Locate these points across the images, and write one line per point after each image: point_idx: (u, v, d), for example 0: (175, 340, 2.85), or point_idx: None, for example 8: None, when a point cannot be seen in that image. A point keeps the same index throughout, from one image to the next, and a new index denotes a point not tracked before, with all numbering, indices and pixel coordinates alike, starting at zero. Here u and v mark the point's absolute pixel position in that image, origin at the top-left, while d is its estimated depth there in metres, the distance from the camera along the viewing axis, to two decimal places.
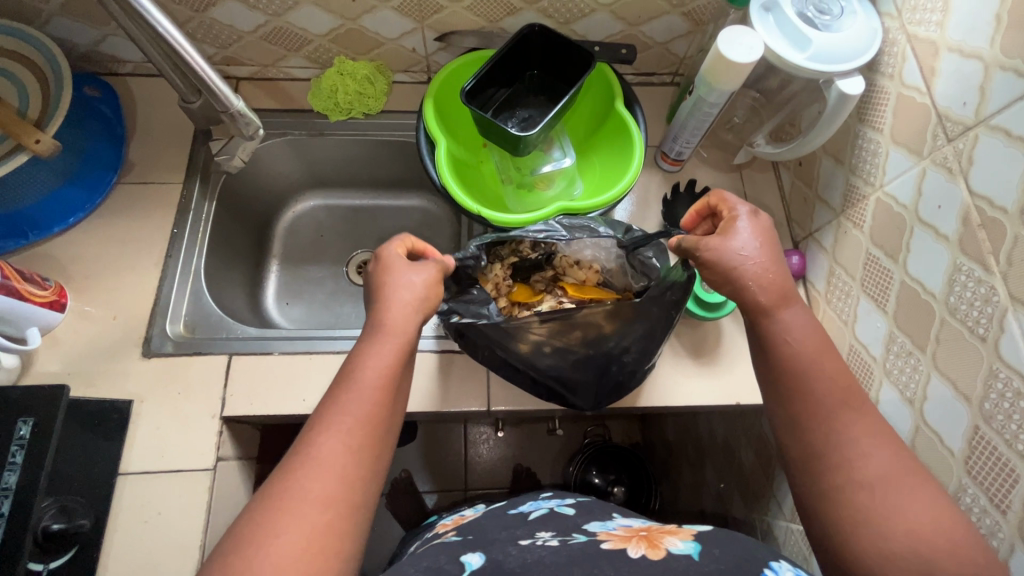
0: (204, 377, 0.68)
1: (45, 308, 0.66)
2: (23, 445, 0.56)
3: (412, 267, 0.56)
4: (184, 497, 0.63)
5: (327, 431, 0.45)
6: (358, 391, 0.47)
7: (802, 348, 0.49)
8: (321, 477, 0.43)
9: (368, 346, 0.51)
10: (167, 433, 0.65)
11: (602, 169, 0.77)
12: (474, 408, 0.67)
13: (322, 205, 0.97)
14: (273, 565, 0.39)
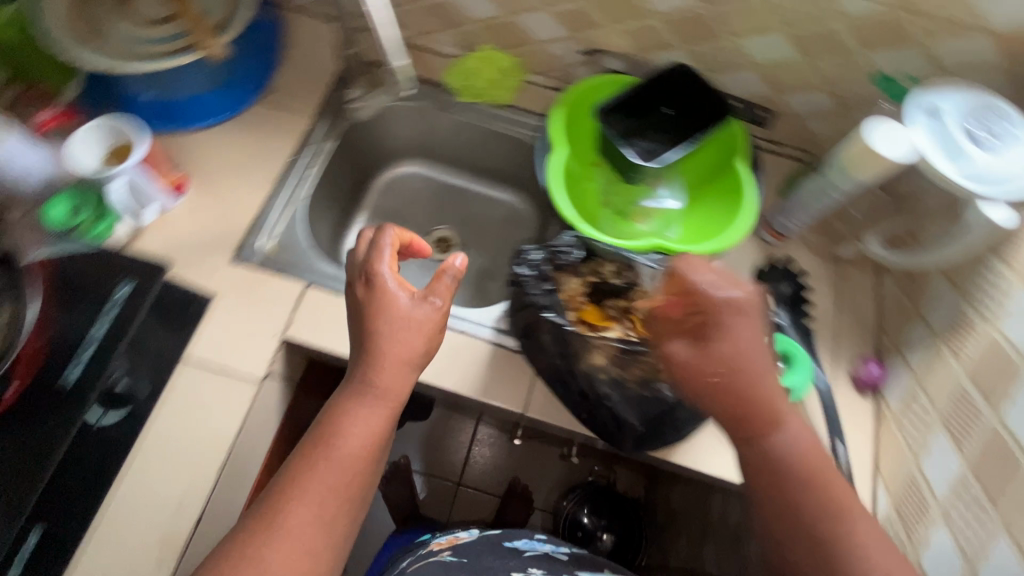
0: (277, 297, 0.72)
1: (166, 193, 0.72)
2: (117, 306, 0.61)
3: (416, 310, 0.54)
4: (227, 399, 0.66)
5: (300, 501, 0.48)
6: (337, 461, 0.50)
7: (747, 431, 0.49)
8: (288, 552, 0.46)
9: (359, 407, 0.52)
10: (233, 336, 0.69)
11: (703, 224, 0.75)
12: (512, 409, 0.67)
13: (422, 174, 1.01)
14: None
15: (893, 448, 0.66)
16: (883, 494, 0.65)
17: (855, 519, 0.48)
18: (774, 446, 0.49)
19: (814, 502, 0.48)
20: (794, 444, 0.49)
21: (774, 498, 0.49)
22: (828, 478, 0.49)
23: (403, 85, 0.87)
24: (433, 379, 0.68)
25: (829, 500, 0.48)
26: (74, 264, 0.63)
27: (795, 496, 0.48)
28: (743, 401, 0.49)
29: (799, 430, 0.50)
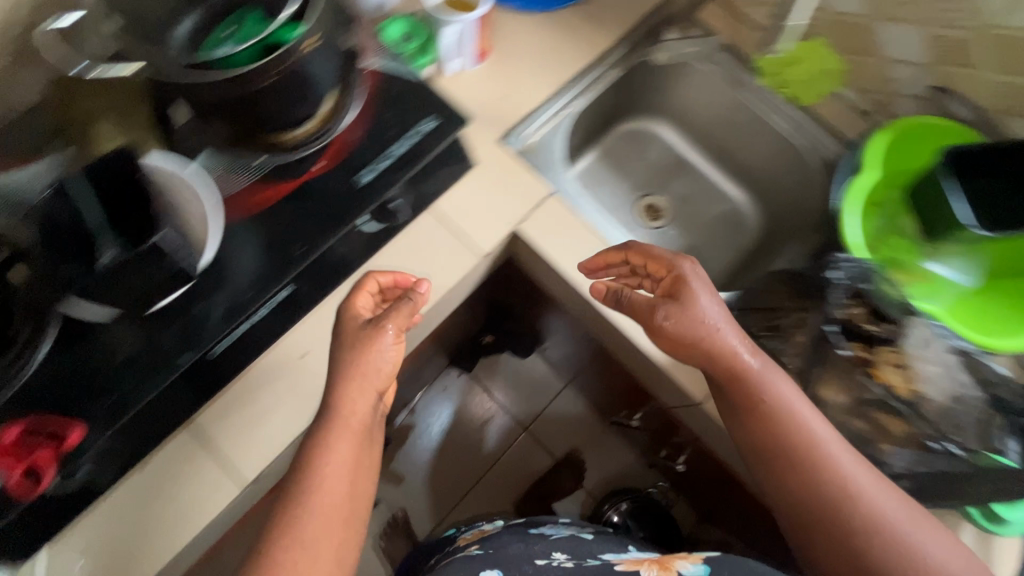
0: (523, 190, 0.74)
1: (474, 55, 0.75)
2: (416, 134, 0.64)
3: (375, 345, 0.54)
4: (453, 258, 0.70)
5: (293, 539, 0.47)
6: (319, 489, 0.50)
7: (742, 388, 0.58)
8: (317, 535, 0.48)
9: (331, 443, 0.51)
10: (477, 204, 0.73)
11: (984, 322, 0.68)
12: (695, 395, 0.67)
13: (665, 139, 0.99)
14: None
15: None
16: None
17: (846, 465, 0.55)
18: (776, 413, 0.56)
19: (809, 464, 0.55)
20: (776, 403, 0.57)
21: (782, 463, 0.56)
22: (812, 435, 0.56)
23: (711, 44, 0.86)
24: (634, 332, 0.69)
25: (818, 461, 0.55)
26: (393, 81, 0.67)
27: (800, 459, 0.55)
28: (736, 375, 0.58)
29: (784, 389, 0.58)
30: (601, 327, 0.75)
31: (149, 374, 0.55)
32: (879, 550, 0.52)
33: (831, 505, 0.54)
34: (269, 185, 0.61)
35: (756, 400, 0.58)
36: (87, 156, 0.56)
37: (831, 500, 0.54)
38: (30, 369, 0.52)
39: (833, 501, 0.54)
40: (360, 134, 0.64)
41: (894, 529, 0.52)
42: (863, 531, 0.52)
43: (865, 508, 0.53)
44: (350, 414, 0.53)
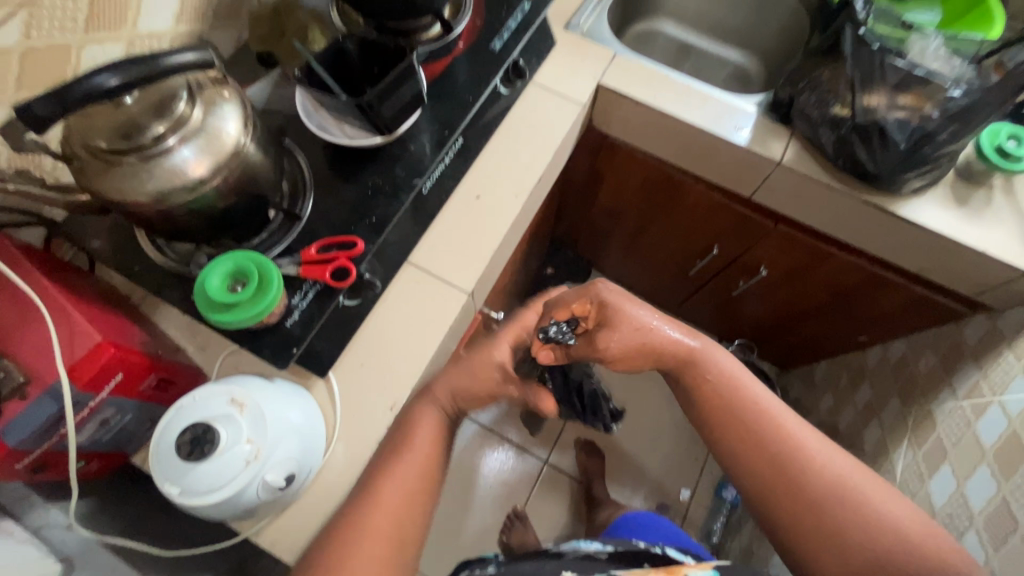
0: (597, 56, 0.94)
1: None
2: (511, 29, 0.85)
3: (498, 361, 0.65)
4: (563, 111, 0.87)
5: (393, 476, 0.58)
6: (410, 456, 0.60)
7: (694, 370, 0.66)
8: (402, 481, 0.58)
9: (421, 409, 0.63)
10: (564, 72, 0.91)
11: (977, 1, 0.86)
12: (769, 157, 0.88)
13: (672, 30, 1.24)
14: (391, 507, 0.57)
15: None
16: None
17: (814, 447, 0.61)
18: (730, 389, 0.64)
19: (763, 425, 0.62)
20: (722, 376, 0.65)
21: (729, 425, 0.63)
22: (771, 405, 0.63)
23: None
24: (718, 130, 0.90)
25: (778, 427, 0.62)
26: None
27: (762, 430, 0.62)
28: (686, 364, 0.66)
29: (725, 363, 0.66)
30: (689, 147, 0.95)
31: (391, 197, 0.72)
32: (830, 501, 0.58)
33: (788, 456, 0.60)
34: (426, 66, 0.78)
35: (737, 374, 0.65)
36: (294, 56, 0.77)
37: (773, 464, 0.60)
38: (307, 208, 0.70)
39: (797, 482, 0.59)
40: (478, 21, 0.84)
41: (854, 493, 0.58)
42: (815, 481, 0.59)
43: (822, 466, 0.59)
44: (443, 402, 0.63)
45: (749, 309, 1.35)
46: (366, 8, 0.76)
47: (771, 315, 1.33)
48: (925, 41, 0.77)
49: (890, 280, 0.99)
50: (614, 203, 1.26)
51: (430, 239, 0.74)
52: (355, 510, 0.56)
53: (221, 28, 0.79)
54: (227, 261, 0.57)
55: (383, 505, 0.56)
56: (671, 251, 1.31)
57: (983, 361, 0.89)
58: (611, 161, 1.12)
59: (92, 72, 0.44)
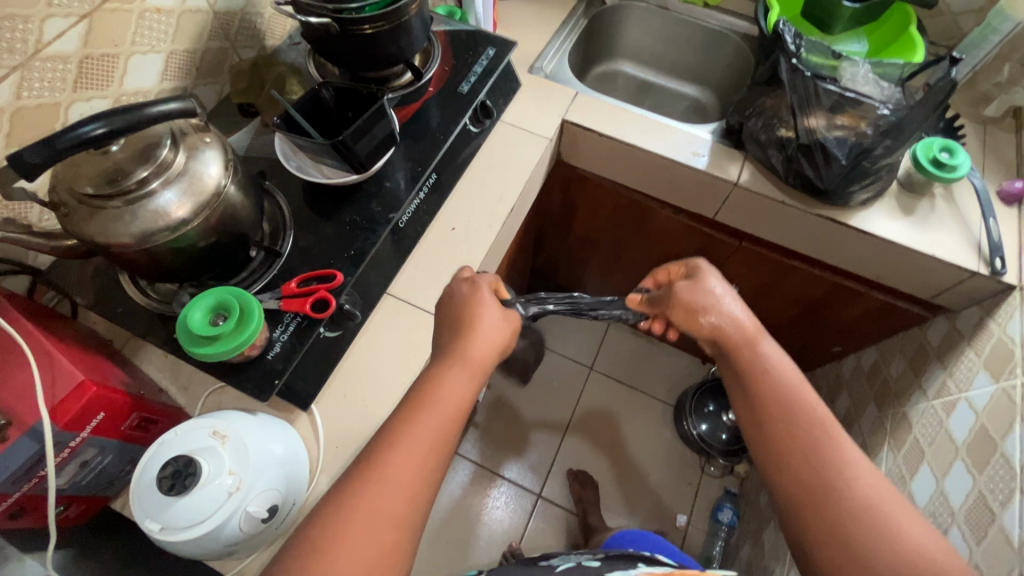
0: (560, 94, 1.00)
1: (492, 21, 1.02)
2: (477, 73, 0.91)
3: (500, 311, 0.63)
4: (531, 145, 0.92)
5: (407, 444, 0.50)
6: (433, 416, 0.53)
7: (749, 359, 0.62)
8: (419, 448, 0.51)
9: (447, 372, 0.57)
10: (530, 110, 0.97)
11: (894, 34, 0.96)
12: (726, 179, 0.94)
13: (630, 70, 1.33)
14: (402, 476, 0.49)
15: None
16: None
17: (863, 475, 0.53)
18: (788, 391, 0.59)
19: (812, 437, 0.56)
20: (781, 381, 0.60)
21: (774, 421, 0.58)
22: (828, 421, 0.57)
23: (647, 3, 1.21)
24: (676, 156, 0.96)
25: (829, 442, 0.55)
26: (455, 33, 0.95)
27: (808, 441, 0.56)
28: (742, 346, 0.63)
29: (784, 363, 0.61)
30: (651, 175, 1.01)
31: (368, 232, 0.75)
32: (862, 522, 0.51)
33: (833, 471, 0.54)
34: (399, 109, 0.86)
35: (797, 379, 0.60)
36: (273, 105, 0.82)
37: (798, 479, 0.54)
38: (288, 245, 0.73)
39: (837, 498, 0.52)
40: (446, 68, 0.90)
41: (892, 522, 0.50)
42: (850, 504, 0.52)
43: (866, 490, 0.52)
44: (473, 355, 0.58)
45: None
46: (341, 61, 0.81)
47: None
48: (856, 67, 0.85)
49: (852, 292, 1.03)
50: (588, 232, 1.31)
51: (407, 271, 0.77)
52: (358, 484, 0.48)
53: (204, 84, 0.84)
54: (209, 296, 0.59)
55: (394, 479, 0.48)
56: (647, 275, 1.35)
57: (947, 360, 0.92)
58: (581, 192, 1.17)
59: (79, 123, 0.48)
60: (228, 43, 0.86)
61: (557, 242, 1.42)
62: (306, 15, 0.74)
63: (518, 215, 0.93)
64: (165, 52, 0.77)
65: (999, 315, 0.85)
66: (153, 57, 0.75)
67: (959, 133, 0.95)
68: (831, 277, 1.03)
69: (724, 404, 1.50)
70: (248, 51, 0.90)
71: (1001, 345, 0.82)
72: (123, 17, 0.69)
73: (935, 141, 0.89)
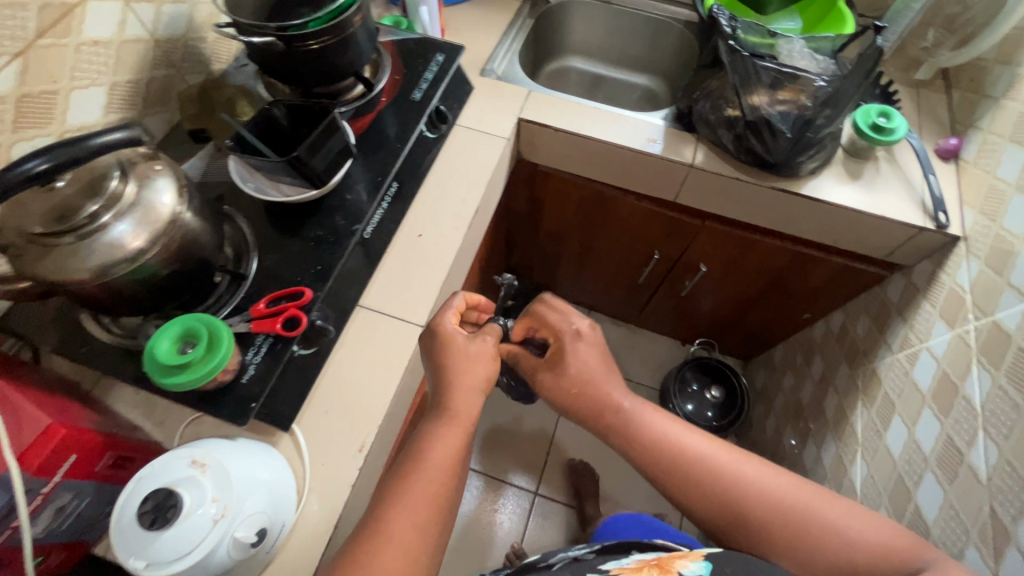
0: (515, 94, 1.02)
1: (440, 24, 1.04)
2: (429, 78, 0.92)
3: (478, 353, 0.67)
4: (490, 146, 0.94)
5: (400, 508, 0.53)
6: (427, 470, 0.56)
7: (619, 425, 0.69)
8: (420, 501, 0.54)
9: (439, 429, 0.60)
10: (487, 112, 0.99)
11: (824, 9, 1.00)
12: (682, 160, 0.96)
13: (580, 66, 1.35)
14: (402, 533, 0.51)
15: (974, 181, 0.90)
16: (970, 213, 0.88)
17: (750, 480, 0.63)
18: (659, 444, 0.67)
19: (701, 480, 0.64)
20: (652, 433, 0.67)
21: (663, 474, 0.66)
22: (695, 453, 0.66)
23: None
24: (631, 144, 0.98)
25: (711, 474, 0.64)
26: (403, 42, 0.95)
27: (698, 483, 0.64)
28: (608, 411, 0.69)
29: (644, 416, 0.69)
30: (609, 164, 1.04)
31: (333, 245, 0.75)
32: (785, 530, 0.60)
33: (736, 504, 0.62)
34: (353, 122, 0.86)
35: (656, 433, 0.67)
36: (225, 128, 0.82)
37: (726, 508, 0.63)
38: (253, 267, 0.72)
39: (758, 523, 0.61)
40: (398, 76, 0.91)
41: (822, 526, 0.59)
42: (761, 520, 0.61)
43: (756, 496, 0.62)
44: (462, 406, 0.62)
45: (701, 306, 1.42)
46: (290, 78, 0.81)
47: (722, 309, 1.41)
48: (791, 44, 0.89)
49: (812, 259, 1.07)
50: (556, 227, 1.33)
51: (377, 282, 0.77)
52: (368, 546, 0.50)
53: (152, 114, 0.83)
54: (176, 325, 0.58)
55: (396, 538, 0.51)
56: (617, 264, 1.38)
57: (907, 314, 0.96)
58: (544, 189, 1.19)
59: (20, 161, 0.47)
60: (172, 70, 0.84)
61: (528, 241, 1.43)
62: (249, 35, 0.74)
63: (485, 215, 0.94)
64: (107, 84, 0.75)
65: (948, 266, 0.89)
66: (95, 90, 0.74)
67: (894, 98, 1.00)
68: (792, 247, 1.07)
69: (704, 382, 1.54)
70: (195, 76, 0.89)
71: (953, 294, 0.86)
72: (59, 52, 0.68)
73: (871, 107, 0.94)
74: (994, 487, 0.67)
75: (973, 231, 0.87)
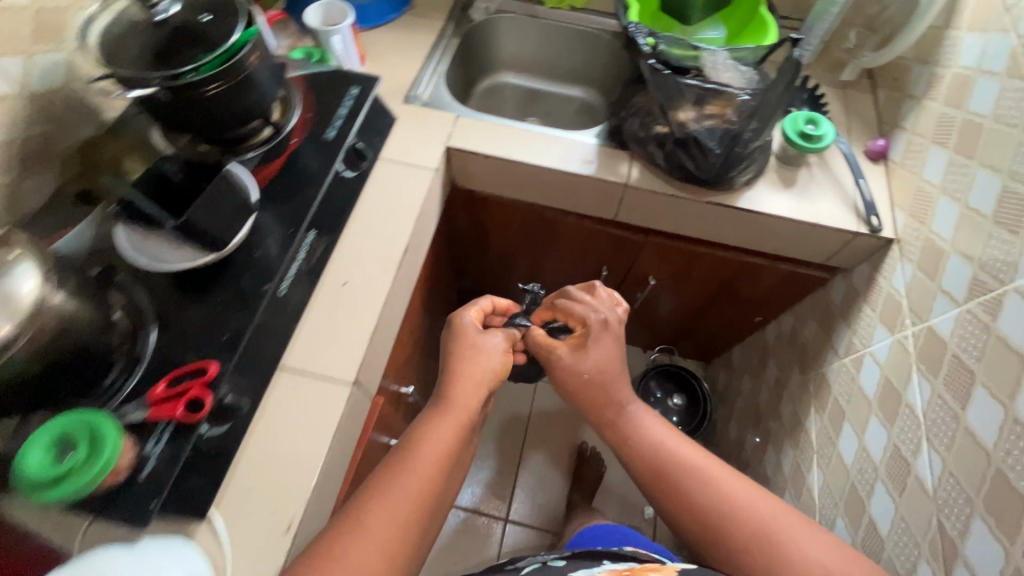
0: (442, 122, 0.98)
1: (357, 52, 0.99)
2: (343, 113, 0.87)
3: (487, 343, 0.77)
4: (416, 179, 0.90)
5: (380, 502, 0.58)
6: (416, 462, 0.62)
7: (620, 428, 0.73)
8: (404, 494, 0.59)
9: (440, 420, 0.67)
10: (412, 143, 0.94)
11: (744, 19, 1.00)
12: (617, 179, 0.93)
13: (513, 82, 1.32)
14: (382, 521, 0.56)
15: (903, 182, 0.90)
16: (901, 215, 0.88)
17: (738, 496, 0.64)
18: (657, 447, 0.70)
19: (690, 488, 0.65)
20: (651, 436, 0.71)
21: (655, 475, 0.68)
22: (690, 464, 0.68)
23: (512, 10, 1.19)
24: (564, 167, 0.95)
25: (699, 481, 0.66)
26: (314, 76, 0.90)
27: (686, 490, 0.66)
28: (613, 407, 0.75)
29: (648, 423, 0.73)
30: (544, 187, 1.00)
31: (243, 308, 0.69)
32: (761, 545, 0.60)
33: (718, 515, 0.63)
34: (263, 167, 0.80)
35: (657, 439, 0.71)
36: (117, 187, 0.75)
37: (704, 522, 0.64)
38: (151, 344, 0.65)
39: (737, 536, 0.61)
40: (309, 114, 0.85)
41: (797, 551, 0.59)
42: (740, 538, 0.61)
43: (742, 513, 0.62)
44: (466, 396, 0.71)
45: (657, 315, 1.41)
46: (185, 128, 0.75)
47: (677, 317, 1.40)
48: (714, 55, 0.87)
49: (756, 267, 1.07)
50: (502, 249, 1.29)
51: (298, 341, 0.72)
52: (349, 533, 0.55)
53: (34, 176, 0.75)
54: (53, 428, 0.53)
55: (373, 530, 0.55)
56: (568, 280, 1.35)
57: (850, 318, 0.96)
58: (484, 213, 1.15)
59: None
60: (54, 126, 0.77)
61: (477, 264, 1.39)
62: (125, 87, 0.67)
63: (417, 252, 0.89)
64: None
65: (885, 269, 0.89)
66: None
67: (822, 103, 1.00)
68: (736, 257, 1.06)
69: (668, 388, 1.53)
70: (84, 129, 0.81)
71: (891, 298, 0.86)
72: None
73: (799, 113, 0.93)
74: (941, 500, 0.67)
75: (905, 233, 0.86)
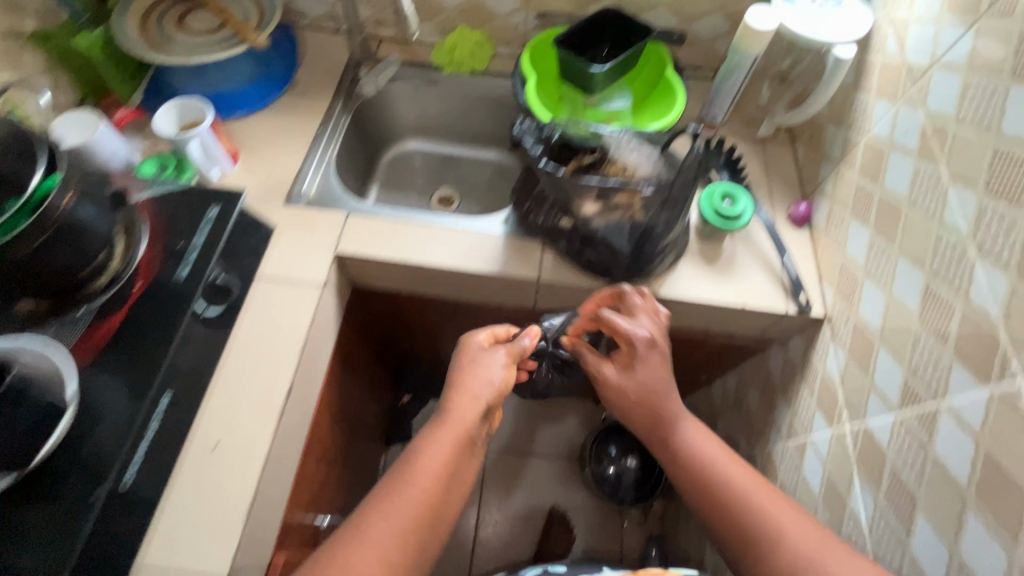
0: (328, 224, 0.87)
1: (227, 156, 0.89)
2: (199, 242, 0.75)
3: (495, 364, 0.73)
4: (297, 303, 0.79)
5: (370, 523, 0.60)
6: (412, 484, 0.63)
7: (673, 437, 0.73)
8: (391, 526, 0.60)
9: (436, 438, 0.67)
10: (293, 255, 0.83)
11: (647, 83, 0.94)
12: (527, 277, 0.85)
13: (421, 148, 1.22)
14: (371, 550, 0.58)
15: (829, 253, 0.84)
16: (829, 290, 0.83)
17: (787, 528, 0.63)
18: (709, 466, 0.70)
19: (739, 508, 0.66)
20: (695, 456, 0.71)
21: (708, 494, 0.69)
22: (743, 487, 0.68)
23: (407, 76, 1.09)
24: (468, 267, 0.85)
25: (746, 507, 0.66)
26: (165, 198, 0.78)
27: (733, 508, 0.67)
28: (664, 421, 0.73)
29: (705, 447, 0.72)
30: (452, 285, 0.91)
31: (72, 521, 0.58)
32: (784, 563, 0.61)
33: (753, 533, 0.64)
34: (99, 326, 0.69)
35: (710, 461, 0.71)
36: None
37: (750, 541, 0.64)
38: None
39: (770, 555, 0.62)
40: (156, 250, 0.74)
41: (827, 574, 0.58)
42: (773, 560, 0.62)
43: (783, 537, 0.62)
44: (466, 413, 0.69)
45: None
46: None
47: None
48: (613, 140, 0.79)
49: (691, 341, 1.00)
50: (428, 331, 1.20)
51: (151, 543, 0.61)
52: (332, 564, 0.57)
53: None
54: None
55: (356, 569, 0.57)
56: None
57: (790, 395, 0.90)
58: (398, 305, 1.05)
59: None
60: None
61: (405, 344, 1.29)
62: None
63: (309, 384, 0.79)
64: None
65: (819, 349, 0.83)
66: None
67: (740, 165, 0.93)
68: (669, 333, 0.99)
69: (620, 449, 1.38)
70: None
71: (827, 383, 0.80)
72: None
73: (714, 185, 0.87)
74: None
75: (834, 312, 0.81)
